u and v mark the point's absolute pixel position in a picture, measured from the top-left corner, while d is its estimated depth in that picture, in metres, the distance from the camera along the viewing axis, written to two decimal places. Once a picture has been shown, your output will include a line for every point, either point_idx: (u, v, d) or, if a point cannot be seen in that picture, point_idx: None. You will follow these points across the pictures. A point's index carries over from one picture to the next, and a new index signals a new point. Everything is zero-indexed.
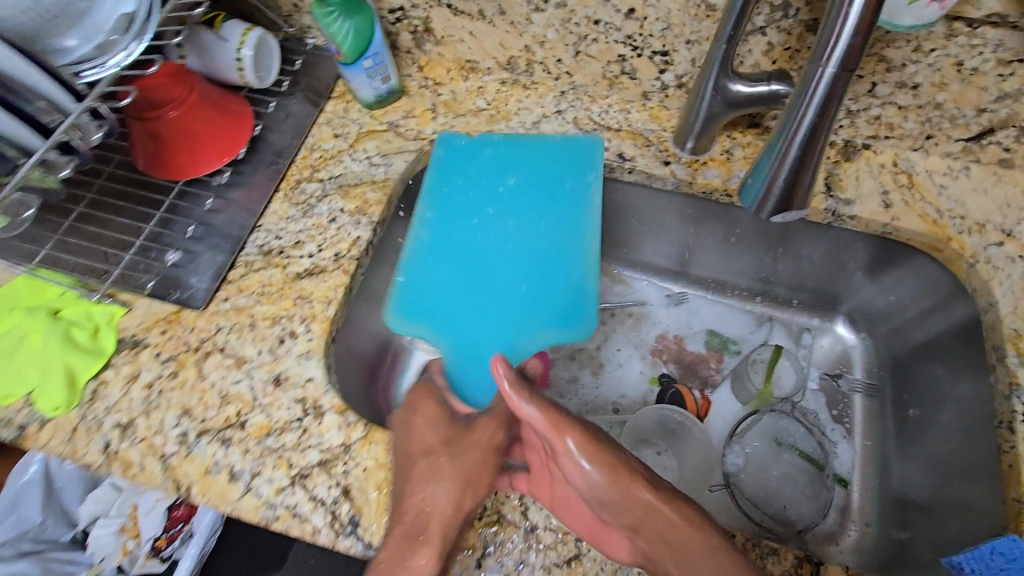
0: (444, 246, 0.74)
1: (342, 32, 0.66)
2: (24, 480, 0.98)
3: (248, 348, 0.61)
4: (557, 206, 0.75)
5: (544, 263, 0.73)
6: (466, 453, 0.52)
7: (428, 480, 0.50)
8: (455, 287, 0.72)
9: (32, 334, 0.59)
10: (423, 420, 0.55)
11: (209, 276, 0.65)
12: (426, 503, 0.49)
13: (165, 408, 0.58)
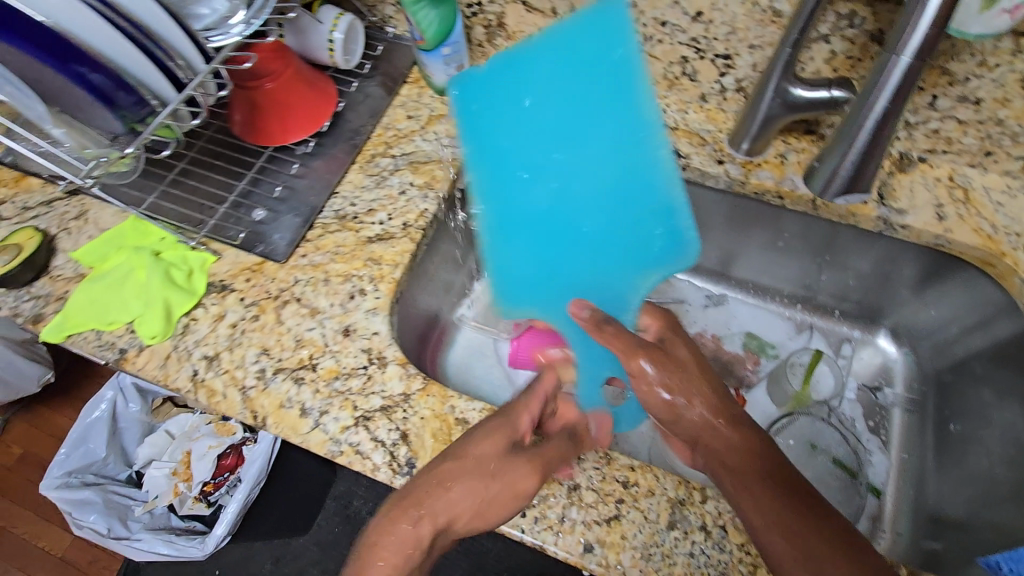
0: (501, 209, 0.65)
1: (427, 19, 0.71)
2: (95, 416, 1.06)
3: (321, 300, 0.67)
4: (606, 118, 0.60)
5: (620, 193, 0.62)
6: (499, 482, 0.52)
7: (440, 488, 0.51)
8: (528, 262, 0.67)
9: (138, 270, 0.66)
10: (491, 431, 0.55)
11: (290, 233, 0.71)
12: (423, 506, 0.50)
13: (246, 346, 0.64)
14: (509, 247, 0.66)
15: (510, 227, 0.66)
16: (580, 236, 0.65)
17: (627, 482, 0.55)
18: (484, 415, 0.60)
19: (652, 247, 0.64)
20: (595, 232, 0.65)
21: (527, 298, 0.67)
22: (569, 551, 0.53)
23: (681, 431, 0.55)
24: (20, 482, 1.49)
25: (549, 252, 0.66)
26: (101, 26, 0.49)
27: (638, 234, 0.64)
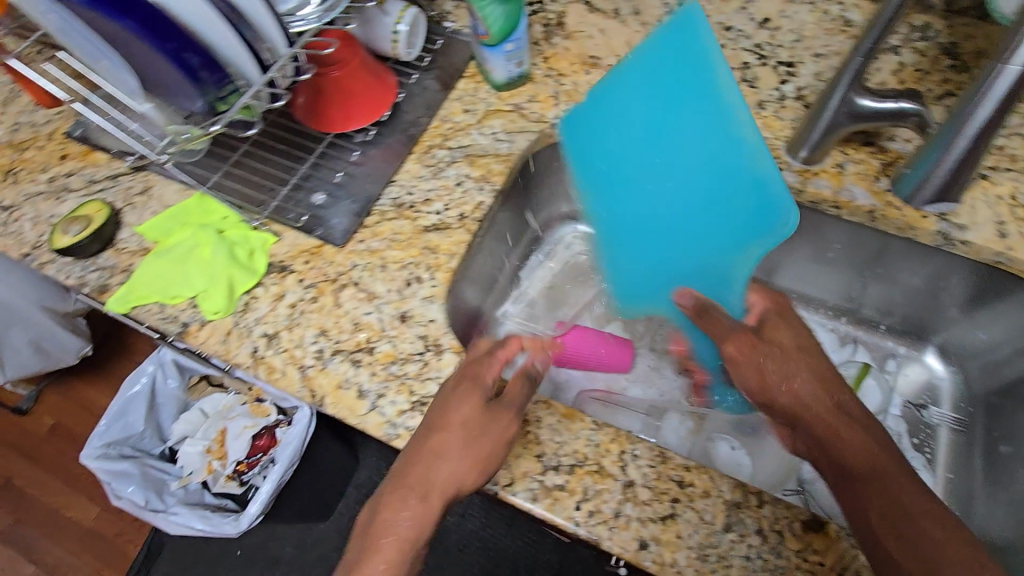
0: (620, 213, 0.74)
1: (494, 15, 0.72)
2: (134, 390, 1.07)
3: (379, 285, 0.68)
4: (683, 116, 0.65)
5: (713, 181, 0.66)
6: (480, 444, 0.54)
7: (435, 457, 0.54)
8: (643, 257, 0.75)
9: (202, 246, 0.68)
10: (456, 397, 0.57)
11: (348, 219, 0.72)
12: (424, 475, 0.54)
13: (305, 326, 0.65)
14: (626, 248, 0.76)
15: (627, 227, 0.74)
16: (679, 230, 0.71)
17: (683, 481, 0.55)
18: (539, 407, 0.60)
19: (745, 230, 0.65)
20: (696, 221, 0.69)
21: (642, 290, 0.77)
22: (624, 546, 0.53)
23: (780, 412, 0.57)
24: (54, 453, 1.53)
25: (658, 246, 0.73)
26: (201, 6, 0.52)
27: (734, 217, 0.66)
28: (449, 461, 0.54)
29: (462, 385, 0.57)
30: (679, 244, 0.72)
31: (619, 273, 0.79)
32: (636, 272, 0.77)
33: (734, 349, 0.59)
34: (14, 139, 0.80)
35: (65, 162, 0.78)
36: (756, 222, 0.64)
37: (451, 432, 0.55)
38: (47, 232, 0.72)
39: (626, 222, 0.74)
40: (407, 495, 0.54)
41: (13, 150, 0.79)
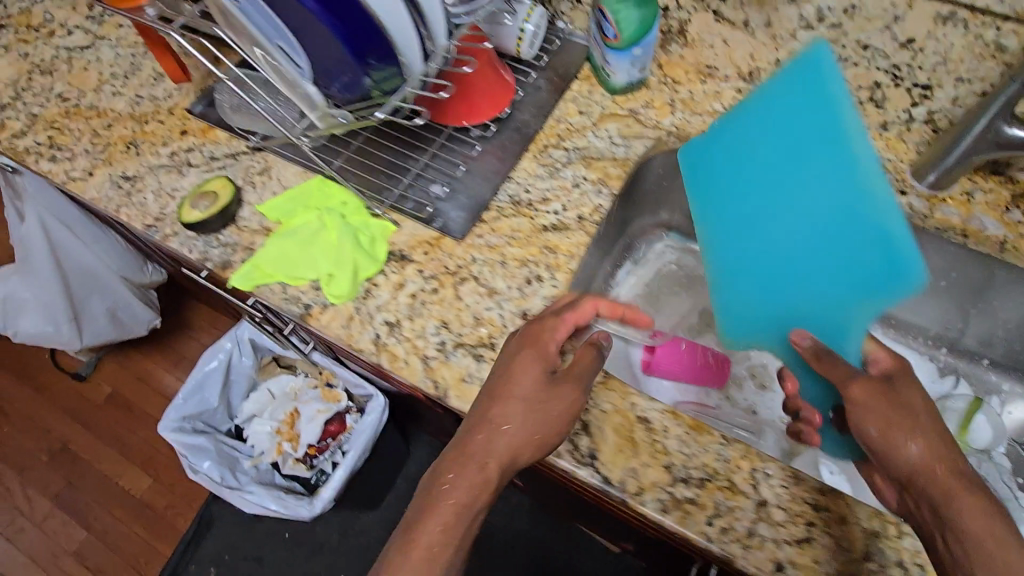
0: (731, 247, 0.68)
1: (628, 19, 0.71)
2: (211, 367, 1.08)
3: (499, 282, 0.67)
4: (813, 160, 0.59)
5: (829, 228, 0.59)
6: (545, 413, 0.54)
7: (499, 425, 0.53)
8: (760, 295, 0.67)
9: (327, 229, 0.68)
10: (521, 364, 0.56)
11: (466, 213, 0.72)
12: (486, 442, 0.52)
13: (426, 317, 0.65)
14: (746, 285, 0.68)
15: (741, 264, 0.67)
16: (800, 276, 0.63)
17: (819, 505, 0.54)
18: (665, 417, 0.59)
19: (870, 274, 0.57)
20: (814, 266, 0.62)
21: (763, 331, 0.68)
22: (760, 568, 0.51)
23: (891, 468, 0.50)
24: (108, 420, 1.53)
25: (774, 285, 0.65)
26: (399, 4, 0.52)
27: (854, 270, 0.58)
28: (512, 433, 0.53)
29: (527, 349, 0.57)
30: (799, 291, 0.64)
31: (736, 309, 0.69)
32: (752, 308, 0.68)
33: (860, 390, 0.53)
34: (136, 111, 0.80)
35: (185, 138, 0.78)
36: (883, 270, 0.56)
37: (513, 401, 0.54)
38: (170, 205, 0.72)
39: (738, 254, 0.68)
40: (466, 466, 0.51)
41: (134, 122, 0.79)
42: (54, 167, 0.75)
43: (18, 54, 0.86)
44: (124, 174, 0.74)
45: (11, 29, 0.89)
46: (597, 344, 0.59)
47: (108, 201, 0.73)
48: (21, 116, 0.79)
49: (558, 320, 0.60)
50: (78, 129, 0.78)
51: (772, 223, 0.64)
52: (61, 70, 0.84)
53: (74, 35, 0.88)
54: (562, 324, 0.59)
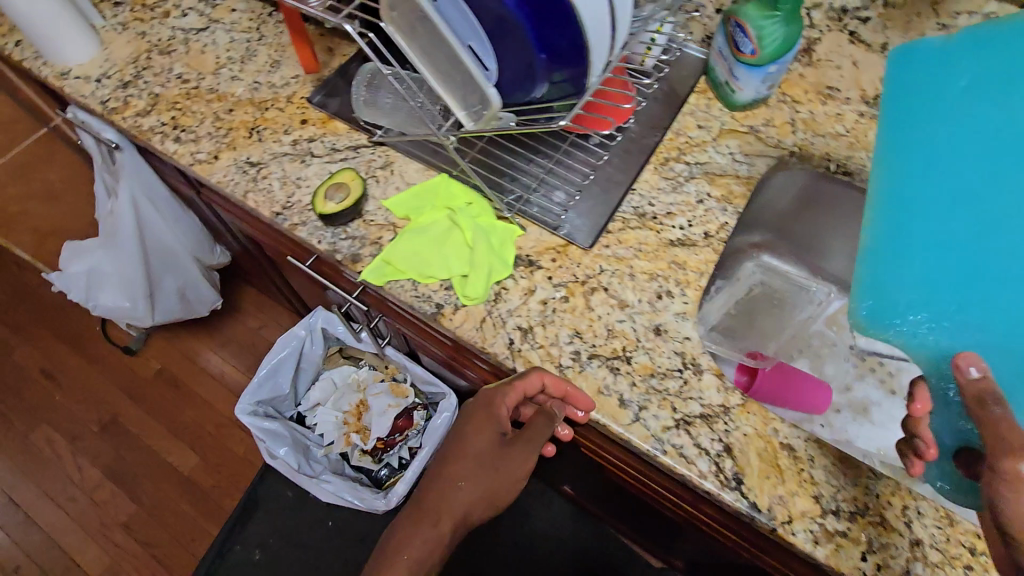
0: (921, 229, 0.58)
1: (773, 36, 0.69)
2: (285, 353, 1.04)
3: (629, 294, 0.66)
4: None
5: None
6: (495, 469, 0.69)
7: (457, 479, 0.68)
8: (939, 295, 0.57)
9: (459, 229, 0.67)
10: (476, 429, 0.69)
11: (591, 224, 0.71)
12: (447, 496, 0.68)
13: (559, 325, 0.64)
14: (911, 269, 0.58)
15: (919, 247, 0.58)
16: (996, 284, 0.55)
17: (975, 548, 0.53)
18: (809, 445, 0.58)
19: None
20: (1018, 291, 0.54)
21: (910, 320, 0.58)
22: None
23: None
24: (157, 396, 1.45)
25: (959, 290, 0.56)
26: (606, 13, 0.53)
27: None
28: (466, 482, 0.68)
29: (483, 420, 0.69)
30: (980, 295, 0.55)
31: (901, 295, 0.58)
32: (919, 299, 0.57)
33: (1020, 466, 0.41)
34: (255, 97, 0.79)
35: (307, 127, 0.77)
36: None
37: (470, 458, 0.69)
38: (297, 193, 0.71)
39: (928, 238, 0.58)
40: (425, 520, 0.67)
41: (254, 108, 0.78)
42: (180, 148, 0.75)
43: (135, 31, 0.85)
44: (249, 159, 0.74)
45: (127, 6, 0.87)
46: (547, 411, 0.66)
47: (234, 185, 0.72)
48: (143, 96, 0.79)
49: (508, 387, 0.64)
50: (201, 111, 0.78)
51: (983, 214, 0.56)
52: (179, 51, 0.83)
53: (189, 16, 0.86)
54: (512, 392, 0.63)
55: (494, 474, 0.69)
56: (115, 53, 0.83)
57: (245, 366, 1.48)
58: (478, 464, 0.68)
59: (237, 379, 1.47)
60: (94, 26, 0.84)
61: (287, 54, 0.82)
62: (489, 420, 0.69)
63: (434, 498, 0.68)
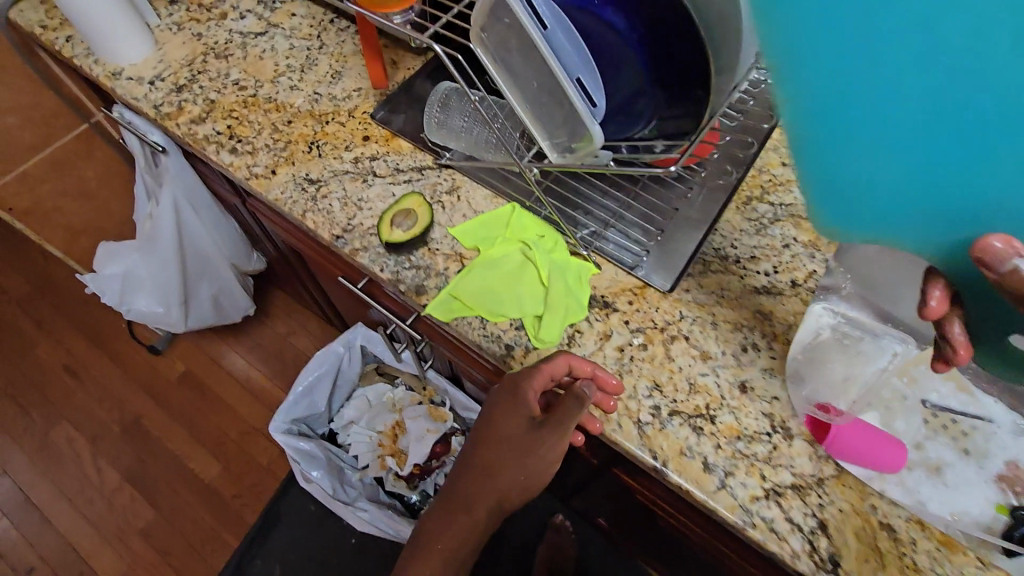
0: (882, 88, 0.33)
1: None
2: (321, 370, 1.03)
3: (712, 345, 0.62)
4: None
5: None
6: (527, 462, 0.58)
7: (487, 472, 0.60)
8: (936, 169, 0.35)
9: (534, 266, 0.64)
10: (503, 414, 0.59)
11: (670, 264, 0.66)
12: (478, 487, 0.61)
13: (637, 376, 0.60)
14: (880, 174, 0.36)
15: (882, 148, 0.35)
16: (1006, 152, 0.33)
17: None
18: (911, 527, 0.54)
19: None
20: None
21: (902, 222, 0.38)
22: None
23: None
24: (180, 398, 1.45)
25: (962, 144, 0.34)
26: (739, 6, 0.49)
27: None
28: (497, 473, 0.60)
29: (507, 403, 0.58)
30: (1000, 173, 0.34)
31: (871, 182, 0.37)
32: (886, 183, 0.37)
33: None
34: (315, 109, 0.75)
35: (369, 144, 0.73)
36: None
37: (500, 450, 0.59)
38: (358, 215, 0.67)
39: (900, 80, 0.33)
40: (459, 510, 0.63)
41: (314, 121, 0.74)
42: (236, 160, 0.71)
43: (190, 32, 0.81)
44: (308, 176, 0.70)
45: (182, 5, 0.84)
46: (577, 391, 0.54)
47: (292, 203, 0.69)
48: (198, 101, 0.75)
49: (532, 371, 0.56)
50: (258, 121, 0.74)
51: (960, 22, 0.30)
52: (236, 55, 0.79)
53: (247, 18, 0.83)
54: (537, 376, 0.56)
55: (530, 467, 0.58)
56: (169, 53, 0.79)
57: (271, 370, 1.47)
58: (512, 458, 0.59)
59: (263, 385, 1.45)
60: (148, 24, 0.81)
61: (348, 65, 0.79)
62: (514, 404, 0.58)
63: (468, 486, 0.62)
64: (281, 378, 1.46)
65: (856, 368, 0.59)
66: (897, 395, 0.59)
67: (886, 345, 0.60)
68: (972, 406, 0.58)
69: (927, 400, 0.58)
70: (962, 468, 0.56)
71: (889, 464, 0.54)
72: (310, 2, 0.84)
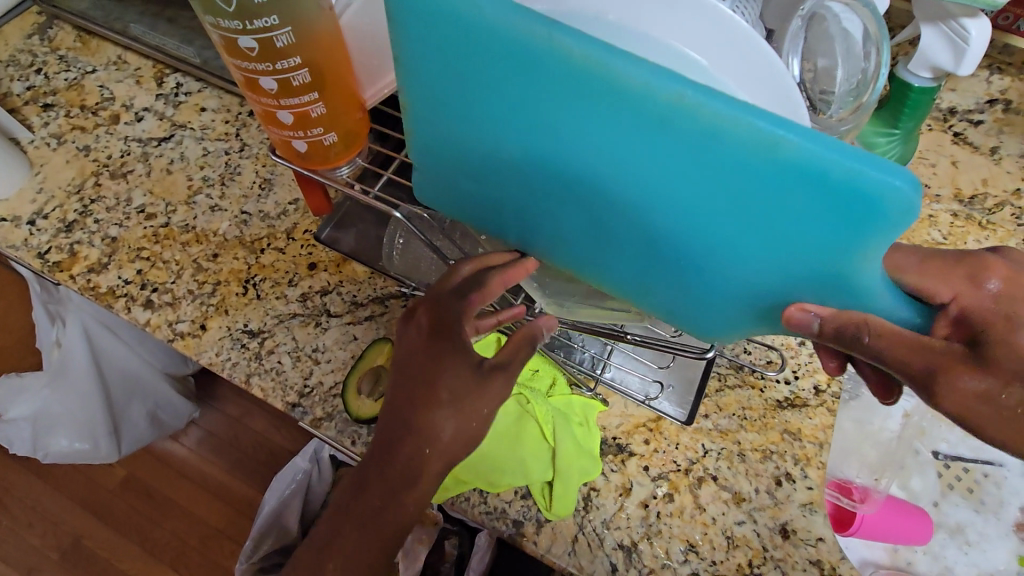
0: (598, 236, 0.41)
1: (885, 153, 0.56)
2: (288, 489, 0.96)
3: (744, 483, 0.54)
4: (510, 101, 0.37)
5: (701, 149, 0.32)
6: (479, 413, 0.41)
7: (428, 433, 0.41)
8: (691, 278, 0.40)
9: (535, 419, 0.54)
10: (434, 349, 0.42)
11: (679, 388, 0.58)
12: (417, 455, 0.41)
13: (667, 537, 0.52)
14: (666, 285, 0.42)
15: (644, 263, 0.41)
16: (727, 258, 0.37)
17: None
18: None
19: (816, 220, 0.33)
20: (743, 218, 0.34)
21: (717, 316, 0.42)
22: None
23: None
24: (124, 509, 1.28)
25: (688, 256, 0.39)
26: (787, 77, 0.35)
27: (793, 224, 0.33)
28: (435, 439, 0.41)
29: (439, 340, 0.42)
30: (726, 271, 0.38)
31: (668, 297, 0.43)
32: (673, 289, 0.42)
33: None
34: (244, 235, 0.62)
35: (317, 274, 0.61)
36: (824, 191, 0.31)
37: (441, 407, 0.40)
38: (315, 372, 0.56)
39: (603, 228, 0.40)
40: (383, 484, 0.41)
41: (246, 251, 0.62)
42: (153, 318, 0.58)
43: (74, 145, 0.67)
44: (246, 327, 0.58)
45: (60, 109, 0.69)
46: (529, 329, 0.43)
47: (231, 366, 0.56)
48: (96, 241, 0.61)
49: (455, 299, 0.43)
50: (175, 260, 0.61)
51: (609, 178, 0.37)
52: (138, 171, 0.65)
53: (145, 120, 0.68)
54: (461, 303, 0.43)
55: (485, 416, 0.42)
56: (51, 178, 0.65)
57: (227, 463, 1.30)
58: (457, 412, 0.41)
59: (219, 482, 1.29)
60: (19, 142, 0.66)
61: (279, 170, 0.66)
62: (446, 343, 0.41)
63: (407, 450, 0.41)
64: (241, 471, 1.30)
65: (867, 428, 0.62)
66: (913, 454, 0.63)
67: (894, 404, 0.64)
68: (983, 452, 0.63)
69: (940, 456, 0.62)
70: (984, 525, 0.60)
71: (916, 536, 0.58)
72: (222, 92, 0.70)
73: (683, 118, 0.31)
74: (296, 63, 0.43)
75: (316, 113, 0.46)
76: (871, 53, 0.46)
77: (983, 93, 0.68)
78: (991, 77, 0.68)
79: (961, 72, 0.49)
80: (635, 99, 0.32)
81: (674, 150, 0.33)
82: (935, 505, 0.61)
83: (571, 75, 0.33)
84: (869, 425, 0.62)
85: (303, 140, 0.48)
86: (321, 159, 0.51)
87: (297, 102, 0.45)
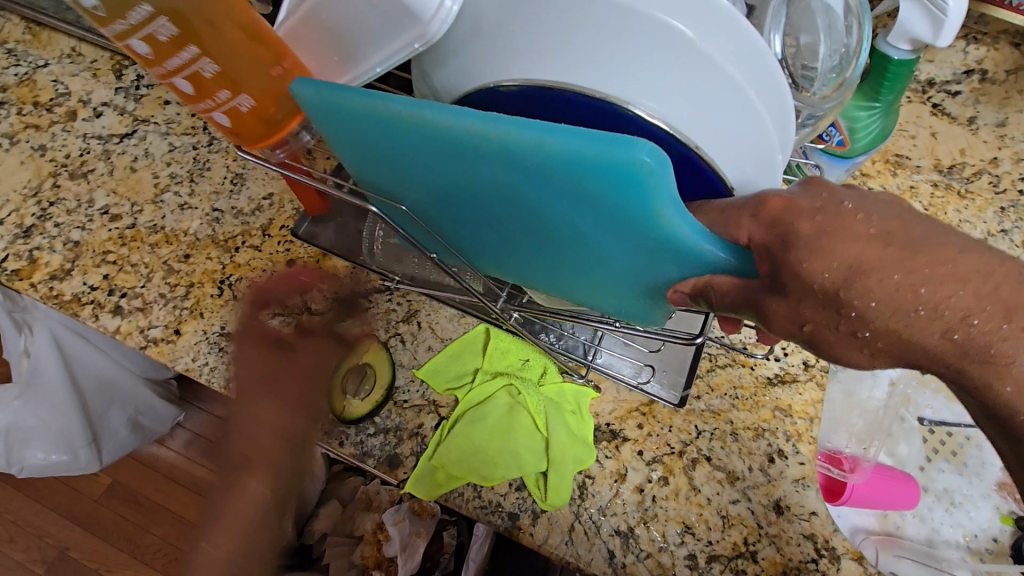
0: (512, 247, 0.43)
1: (868, 127, 0.56)
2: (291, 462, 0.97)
3: (737, 462, 0.55)
4: (376, 155, 0.38)
5: (522, 172, 0.33)
6: (276, 381, 0.50)
7: (257, 411, 0.49)
8: (598, 270, 0.41)
9: (527, 410, 0.54)
10: (255, 338, 0.51)
11: (671, 372, 0.57)
12: (256, 426, 0.49)
13: (664, 521, 0.52)
14: (581, 278, 0.43)
15: (553, 263, 0.42)
16: (608, 253, 0.37)
17: None
18: None
19: (633, 216, 0.32)
20: (573, 213, 0.35)
21: (640, 299, 0.42)
22: None
23: None
24: (110, 518, 1.25)
25: (582, 255, 0.39)
26: (761, 42, 0.33)
27: (622, 218, 0.33)
28: (249, 419, 0.50)
29: (261, 334, 0.52)
30: (618, 266, 0.39)
31: (592, 286, 0.43)
32: (589, 280, 0.42)
33: None
34: (217, 233, 0.60)
35: None
36: (618, 183, 0.31)
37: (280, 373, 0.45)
38: None
39: (510, 240, 0.42)
40: (236, 465, 0.49)
41: (220, 250, 0.59)
42: (123, 324, 0.55)
43: (28, 145, 0.63)
44: (224, 330, 0.56)
45: (12, 107, 0.65)
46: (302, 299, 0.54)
47: (210, 371, 0.54)
48: (57, 246, 0.58)
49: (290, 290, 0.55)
50: (144, 262, 0.58)
51: (483, 204, 0.39)
52: (99, 170, 0.62)
53: (104, 116, 0.65)
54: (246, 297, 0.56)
55: (298, 385, 0.50)
56: (5, 180, 0.61)
57: None
58: (270, 383, 0.50)
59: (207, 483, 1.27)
60: None
61: (251, 163, 0.63)
62: (273, 352, 0.50)
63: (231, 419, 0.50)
64: None
65: (855, 397, 0.62)
66: (898, 420, 0.64)
67: (878, 373, 0.64)
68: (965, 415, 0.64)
69: (925, 421, 0.63)
70: (968, 487, 0.62)
71: (904, 502, 0.58)
72: None
73: (465, 140, 0.33)
74: (148, 12, 0.33)
75: (210, 71, 0.37)
76: (851, 29, 0.46)
77: (960, 63, 0.66)
78: (968, 47, 0.65)
79: (938, 44, 0.48)
80: (436, 136, 0.33)
81: (478, 169, 0.35)
82: (921, 470, 0.62)
83: (398, 129, 0.34)
84: (859, 398, 0.63)
85: (219, 110, 0.39)
86: (258, 133, 0.42)
87: (179, 63, 0.36)
